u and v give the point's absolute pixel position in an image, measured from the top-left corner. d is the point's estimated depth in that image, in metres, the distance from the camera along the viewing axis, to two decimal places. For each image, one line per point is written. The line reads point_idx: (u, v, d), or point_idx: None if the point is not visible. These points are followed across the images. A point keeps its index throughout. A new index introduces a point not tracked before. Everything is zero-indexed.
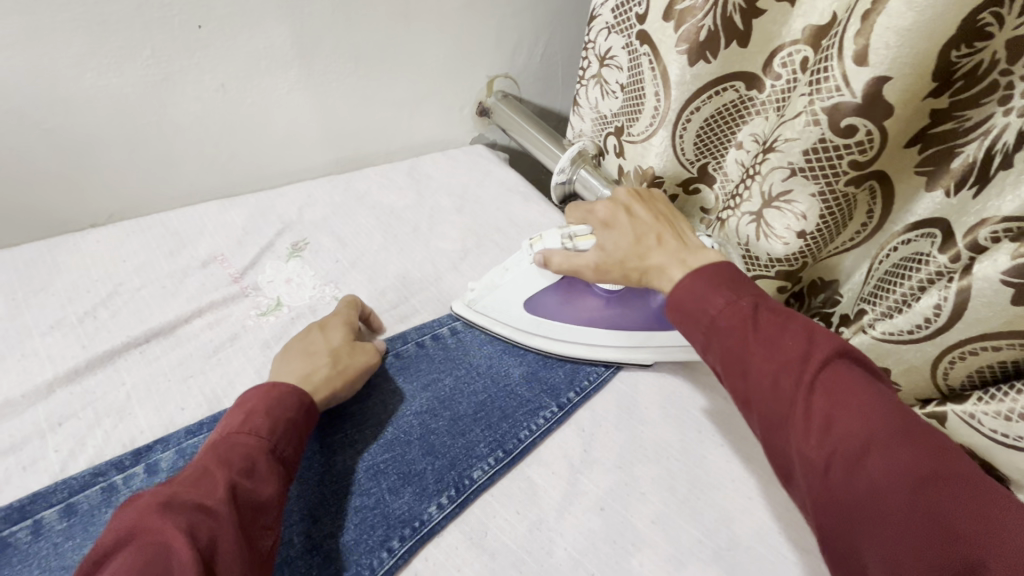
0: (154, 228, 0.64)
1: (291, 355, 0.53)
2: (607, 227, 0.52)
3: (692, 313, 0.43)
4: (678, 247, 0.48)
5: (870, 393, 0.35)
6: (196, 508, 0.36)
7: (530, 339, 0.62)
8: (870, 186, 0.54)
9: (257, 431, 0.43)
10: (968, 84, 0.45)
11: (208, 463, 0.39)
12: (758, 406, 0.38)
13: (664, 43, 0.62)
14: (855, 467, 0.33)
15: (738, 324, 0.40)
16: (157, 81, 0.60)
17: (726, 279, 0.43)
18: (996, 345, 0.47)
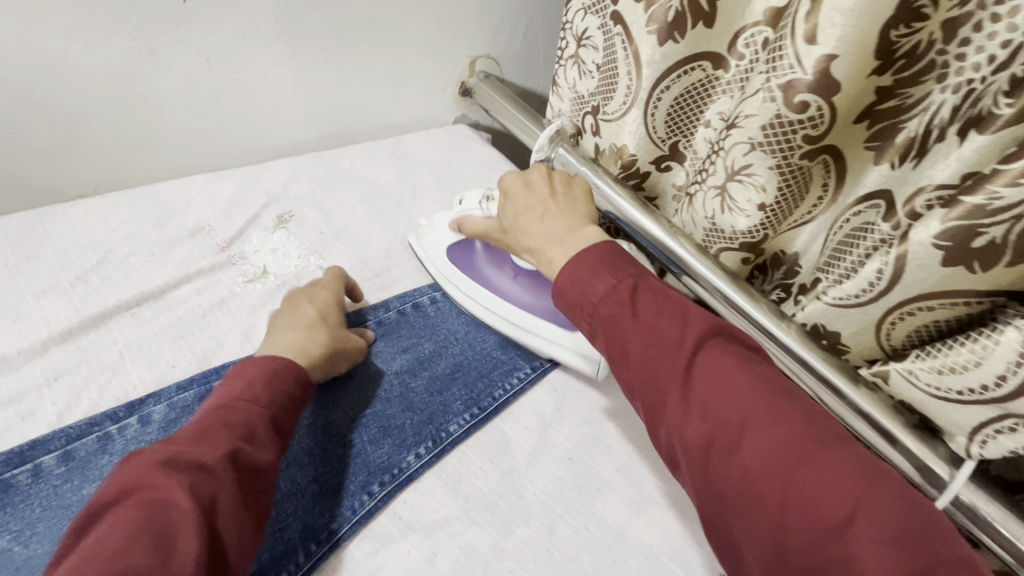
0: (142, 199, 0.66)
1: (292, 328, 0.54)
2: (507, 195, 0.59)
3: (579, 301, 0.47)
4: (550, 229, 0.54)
5: (738, 372, 0.39)
6: (196, 468, 0.39)
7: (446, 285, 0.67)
8: (824, 160, 0.57)
9: (255, 401, 0.45)
10: (908, 62, 0.48)
11: (210, 428, 0.42)
12: (640, 395, 0.42)
13: (636, 23, 0.64)
14: (730, 451, 0.36)
15: (616, 309, 0.45)
16: (143, 54, 0.61)
17: (606, 265, 0.47)
18: (930, 305, 0.51)
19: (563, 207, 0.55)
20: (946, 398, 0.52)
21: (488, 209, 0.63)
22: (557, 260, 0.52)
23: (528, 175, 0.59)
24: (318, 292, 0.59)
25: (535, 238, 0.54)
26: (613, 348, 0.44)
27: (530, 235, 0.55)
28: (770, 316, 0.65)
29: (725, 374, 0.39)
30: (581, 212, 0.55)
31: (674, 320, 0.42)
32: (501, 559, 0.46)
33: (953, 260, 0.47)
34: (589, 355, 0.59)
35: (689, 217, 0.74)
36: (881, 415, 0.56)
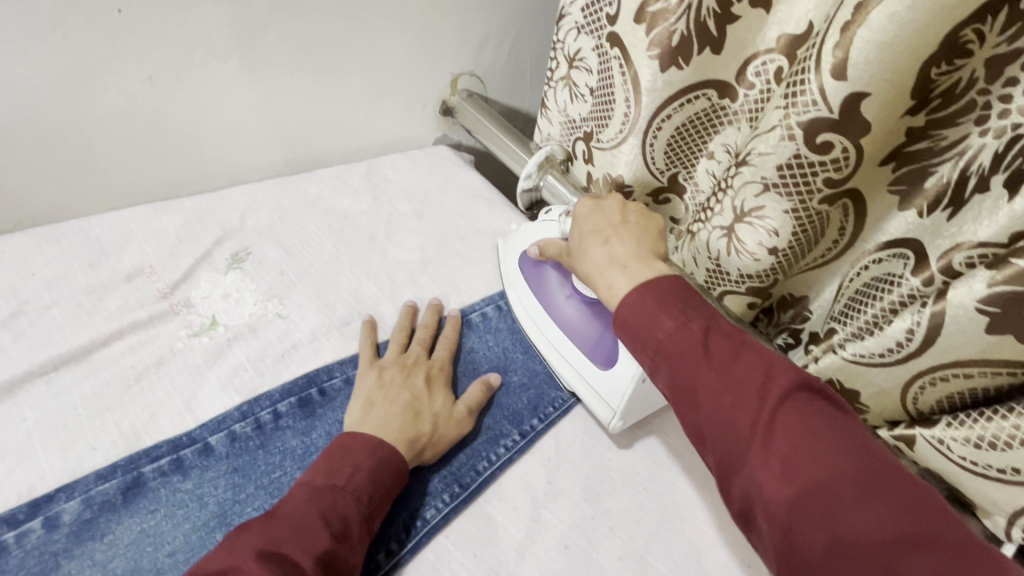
0: (70, 236, 0.57)
1: (396, 404, 0.49)
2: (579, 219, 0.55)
3: (640, 335, 0.42)
4: (617, 252, 0.48)
5: (828, 436, 0.35)
6: (291, 568, 0.36)
7: (508, 289, 0.66)
8: (844, 204, 0.52)
9: (360, 493, 0.42)
10: (946, 102, 0.43)
11: (311, 518, 0.39)
12: (713, 445, 0.37)
13: (636, 47, 0.58)
14: (824, 516, 0.32)
15: (686, 348, 0.39)
16: (72, 71, 0.53)
17: (675, 298, 0.41)
18: (968, 372, 0.45)
19: (631, 231, 0.50)
20: (982, 474, 0.47)
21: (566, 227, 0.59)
22: (615, 287, 0.46)
23: (602, 201, 0.55)
24: (423, 365, 0.54)
25: (593, 262, 0.49)
26: (677, 389, 0.39)
27: (589, 256, 0.50)
28: None
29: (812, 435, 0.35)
30: (652, 244, 0.49)
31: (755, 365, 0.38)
32: None
33: (999, 327, 0.42)
34: (608, 402, 0.54)
35: (690, 255, 0.68)
36: None
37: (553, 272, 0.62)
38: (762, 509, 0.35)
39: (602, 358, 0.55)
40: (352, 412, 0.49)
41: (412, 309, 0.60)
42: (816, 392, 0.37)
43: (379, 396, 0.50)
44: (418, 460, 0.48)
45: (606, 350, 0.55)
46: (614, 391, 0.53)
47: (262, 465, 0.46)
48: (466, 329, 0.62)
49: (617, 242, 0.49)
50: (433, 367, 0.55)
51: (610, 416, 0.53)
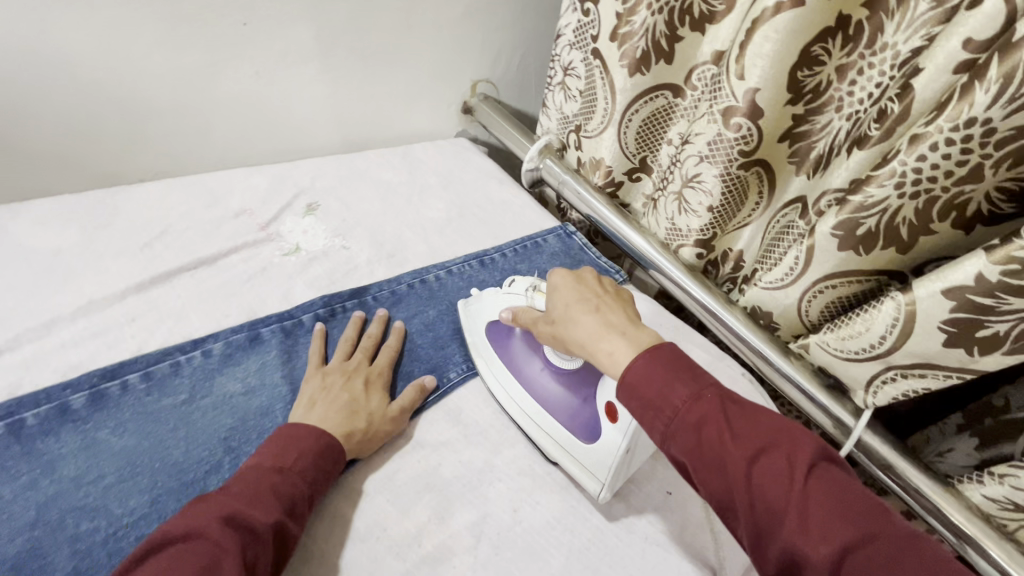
0: (194, 185, 0.77)
1: (336, 403, 0.55)
2: (556, 290, 0.60)
3: (660, 408, 0.47)
4: (607, 319, 0.55)
5: (849, 496, 0.40)
6: (248, 530, 0.42)
7: (476, 364, 0.67)
8: (757, 172, 0.72)
9: (304, 474, 0.49)
10: (815, 96, 0.63)
11: (262, 492, 0.45)
12: (745, 511, 0.42)
13: (611, 58, 0.79)
14: (865, 573, 0.36)
15: (707, 418, 0.45)
16: (207, 64, 0.74)
17: (687, 370, 0.48)
18: (834, 284, 0.65)
19: (614, 301, 0.57)
20: (847, 359, 0.66)
21: (534, 298, 0.64)
22: (616, 354, 0.51)
23: (581, 273, 0.61)
24: (363, 371, 0.60)
25: (589, 329, 0.54)
26: (704, 458, 0.44)
27: (581, 324, 0.55)
28: (718, 300, 0.80)
29: (835, 496, 0.40)
30: (634, 311, 0.57)
31: (773, 431, 0.43)
32: (493, 472, 0.57)
33: (846, 245, 0.60)
34: (594, 473, 0.56)
35: (654, 220, 0.89)
36: (801, 377, 0.71)
37: (522, 344, 0.66)
38: (806, 571, 0.38)
39: (585, 432, 0.58)
40: (295, 412, 0.55)
41: (360, 320, 0.66)
42: (828, 459, 0.43)
43: (321, 395, 0.56)
44: (356, 452, 0.54)
45: (588, 425, 0.59)
46: (599, 465, 0.56)
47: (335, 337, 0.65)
48: (480, 266, 0.82)
49: (605, 312, 0.56)
50: (374, 374, 0.61)
51: (600, 489, 0.55)
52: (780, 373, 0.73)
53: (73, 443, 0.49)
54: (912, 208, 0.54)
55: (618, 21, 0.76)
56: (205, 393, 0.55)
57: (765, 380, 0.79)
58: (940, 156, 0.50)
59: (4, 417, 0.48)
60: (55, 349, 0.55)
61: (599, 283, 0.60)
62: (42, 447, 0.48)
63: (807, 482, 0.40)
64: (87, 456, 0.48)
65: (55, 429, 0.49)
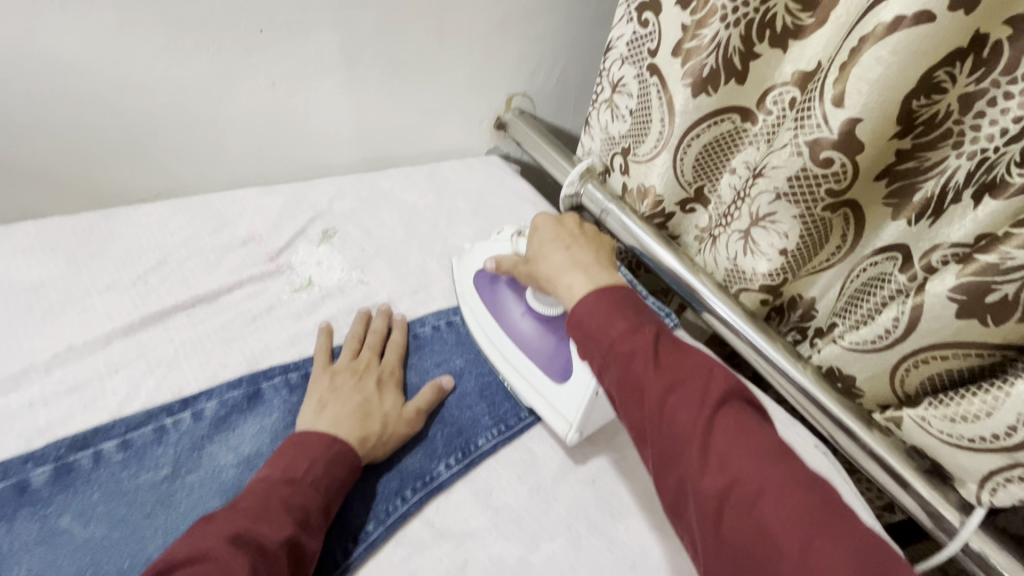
0: (199, 207, 0.69)
1: (348, 405, 0.52)
2: (535, 229, 0.60)
3: (593, 337, 0.46)
4: (574, 257, 0.54)
5: (755, 433, 0.39)
6: (255, 546, 0.39)
7: (463, 312, 0.67)
8: (845, 213, 0.61)
9: (316, 485, 0.45)
10: (928, 129, 0.52)
11: (273, 504, 0.42)
12: (654, 439, 0.41)
13: (672, 75, 0.69)
14: (750, 508, 0.35)
15: (637, 349, 0.43)
16: (219, 74, 0.66)
17: (626, 302, 0.46)
18: (944, 354, 0.54)
19: (589, 242, 0.56)
20: (957, 444, 0.55)
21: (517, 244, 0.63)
22: (575, 286, 0.51)
23: (560, 216, 0.60)
24: (375, 368, 0.57)
25: (555, 264, 0.54)
26: (626, 389, 0.43)
27: (548, 259, 0.55)
28: (787, 356, 0.69)
29: (742, 432, 0.39)
30: (606, 251, 0.55)
31: (698, 367, 0.42)
32: (528, 573, 0.48)
33: (966, 313, 0.50)
34: (565, 415, 0.55)
35: (711, 257, 0.78)
36: (893, 459, 0.60)
37: (505, 287, 0.64)
38: (695, 500, 0.38)
39: (560, 374, 0.58)
40: (304, 413, 0.51)
41: (364, 316, 0.62)
42: (745, 400, 0.42)
43: (331, 398, 0.53)
44: (371, 457, 0.50)
45: (561, 365, 0.58)
46: (570, 404, 0.55)
47: None
48: None
49: (575, 248, 0.55)
50: (385, 371, 0.58)
51: (569, 431, 0.54)
52: (866, 452, 0.61)
53: (28, 535, 0.41)
54: None
55: (683, 34, 0.66)
56: (191, 466, 0.47)
57: (843, 453, 0.67)
58: None
59: None
60: (23, 409, 0.47)
61: (579, 225, 0.59)
62: None
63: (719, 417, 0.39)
64: (44, 552, 0.40)
65: (9, 515, 0.41)
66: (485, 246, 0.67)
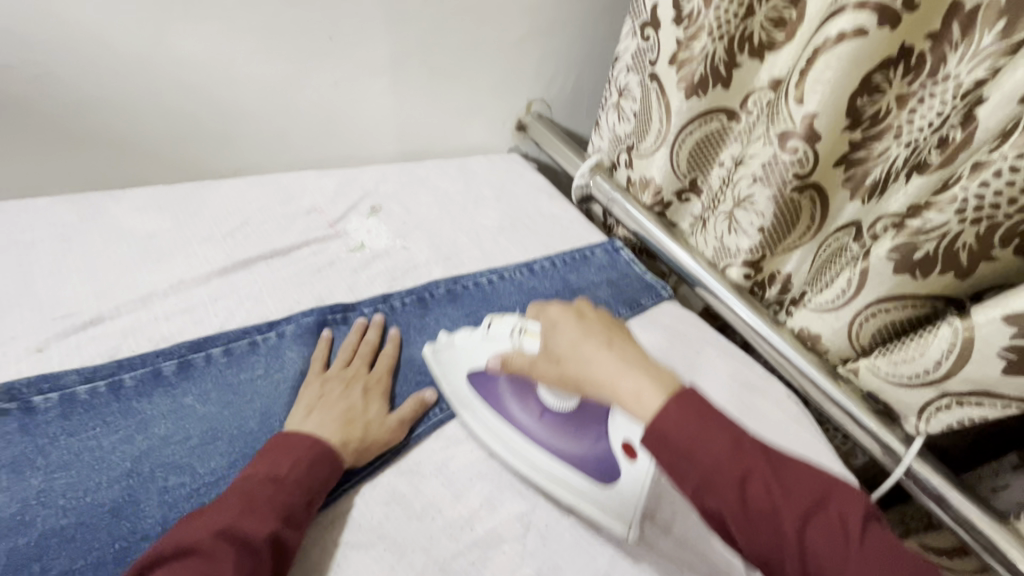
0: (272, 183, 0.83)
1: (334, 409, 0.55)
2: (554, 325, 0.55)
3: (690, 460, 0.45)
4: (624, 359, 0.51)
5: (885, 544, 0.41)
6: (240, 544, 0.42)
7: (460, 413, 0.61)
8: (810, 195, 0.73)
9: (298, 483, 0.48)
10: (873, 123, 0.65)
11: (257, 503, 0.45)
12: (791, 561, 0.42)
13: (669, 81, 0.82)
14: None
15: (754, 473, 0.44)
16: (294, 73, 0.80)
17: (716, 416, 0.46)
18: (888, 307, 0.65)
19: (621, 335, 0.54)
20: (900, 383, 0.66)
21: (522, 340, 0.59)
22: (642, 391, 0.48)
23: (580, 306, 0.57)
24: (363, 377, 0.60)
25: (608, 369, 0.50)
26: (750, 519, 0.43)
27: (597, 366, 0.51)
28: (765, 321, 0.81)
29: (874, 546, 0.41)
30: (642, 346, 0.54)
31: (813, 487, 0.43)
32: None
33: (901, 269, 0.61)
34: (620, 511, 0.53)
35: (702, 239, 0.91)
36: (848, 400, 0.71)
37: (506, 386, 0.60)
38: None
39: (603, 475, 0.55)
40: (292, 417, 0.54)
41: (361, 326, 0.66)
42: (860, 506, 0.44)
43: (319, 403, 0.56)
44: (353, 460, 0.53)
45: (603, 465, 0.55)
46: (624, 505, 0.53)
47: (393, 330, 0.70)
48: (530, 273, 0.85)
49: (619, 346, 0.52)
50: (371, 381, 0.61)
51: (629, 529, 0.52)
52: (826, 396, 0.73)
53: (164, 406, 0.53)
54: (972, 233, 0.55)
55: (678, 47, 0.79)
56: (279, 370, 0.59)
57: (811, 402, 0.79)
58: (1003, 184, 0.51)
59: (107, 375, 0.53)
60: (150, 321, 0.60)
61: (600, 316, 0.56)
62: (136, 407, 0.52)
63: (854, 539, 0.41)
64: (176, 419, 0.52)
65: (148, 392, 0.53)
66: (467, 333, 0.63)
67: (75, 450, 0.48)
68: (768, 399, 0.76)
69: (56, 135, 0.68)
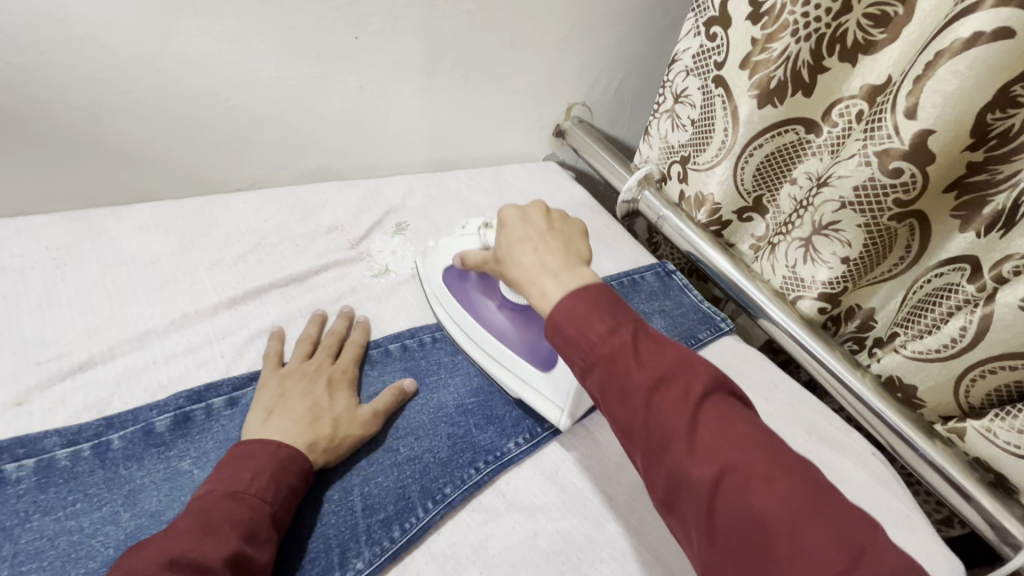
0: (288, 198, 0.75)
1: (298, 406, 0.50)
2: (501, 226, 0.53)
3: (573, 339, 0.41)
4: (545, 261, 0.47)
5: (743, 421, 0.36)
6: (196, 570, 0.35)
7: (433, 306, 0.68)
8: (910, 224, 0.63)
9: (263, 496, 0.42)
10: (1001, 142, 0.53)
11: (215, 519, 0.39)
12: (641, 437, 0.37)
13: (738, 87, 0.71)
14: (741, 493, 0.32)
15: (617, 351, 0.39)
16: (316, 77, 0.72)
17: (602, 300, 0.42)
18: (1013, 364, 0.55)
19: (559, 238, 0.50)
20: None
21: (485, 237, 0.61)
22: (549, 293, 0.45)
23: (526, 206, 0.53)
24: (325, 371, 0.55)
25: (525, 270, 0.48)
26: (611, 391, 0.38)
27: (519, 266, 0.49)
28: (845, 365, 0.69)
29: (728, 421, 0.36)
30: (578, 252, 0.49)
31: (677, 358, 0.38)
32: (594, 548, 0.50)
33: None
34: (556, 402, 0.57)
35: (768, 265, 0.79)
36: (953, 469, 0.60)
37: (476, 285, 0.67)
38: (686, 493, 0.34)
39: (544, 363, 0.60)
40: (250, 422, 0.49)
41: (321, 317, 0.61)
42: (726, 390, 0.38)
43: (279, 404, 0.50)
44: (323, 463, 0.48)
45: (545, 355, 0.61)
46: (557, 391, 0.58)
47: (425, 368, 0.62)
48: None
49: (546, 247, 0.49)
50: (336, 372, 0.55)
51: (559, 414, 0.56)
52: (925, 461, 0.62)
53: (156, 473, 0.45)
54: None
55: (752, 48, 0.69)
56: None
57: (903, 463, 0.67)
58: None
59: (91, 438, 0.46)
60: (147, 365, 0.52)
61: (550, 219, 0.52)
62: (124, 475, 0.45)
63: (703, 413, 0.36)
64: (170, 489, 0.45)
65: (138, 455, 0.46)
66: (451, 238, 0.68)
67: (48, 534, 0.40)
68: (850, 456, 0.65)
69: (51, 148, 0.61)
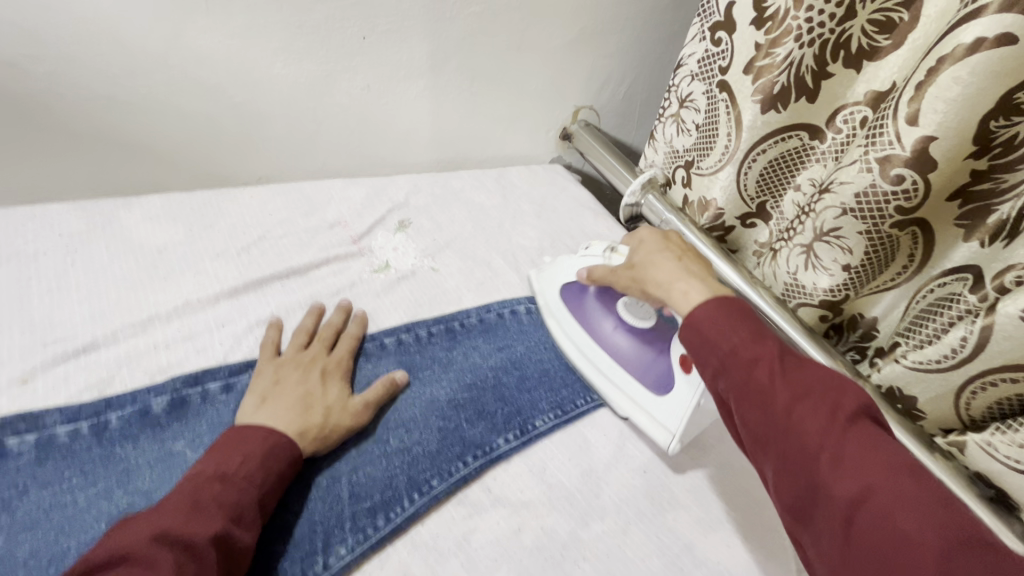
0: (293, 193, 0.76)
1: (289, 396, 0.51)
2: (641, 241, 0.63)
3: (709, 343, 0.46)
4: (686, 269, 0.56)
5: (887, 450, 0.38)
6: (179, 547, 0.37)
7: (546, 318, 0.71)
8: (912, 232, 0.61)
9: (251, 478, 0.43)
10: (1006, 150, 0.52)
11: (204, 498, 0.40)
12: (778, 445, 0.41)
13: (741, 92, 0.71)
14: (880, 511, 0.35)
15: (764, 365, 0.43)
16: (323, 75, 0.74)
17: (747, 316, 0.47)
18: (1014, 377, 0.54)
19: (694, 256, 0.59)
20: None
21: (610, 257, 0.67)
22: (693, 292, 0.52)
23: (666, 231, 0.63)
24: (321, 361, 0.56)
25: (668, 273, 0.56)
26: (749, 396, 0.43)
27: (662, 269, 0.57)
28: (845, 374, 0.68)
29: (872, 446, 0.39)
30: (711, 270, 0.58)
31: (825, 381, 0.42)
32: (578, 547, 0.50)
33: None
34: (666, 426, 0.59)
35: (770, 271, 0.78)
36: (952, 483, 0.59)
37: (593, 300, 0.68)
38: (823, 512, 0.38)
39: (657, 386, 0.62)
40: (245, 408, 0.50)
41: (319, 310, 0.61)
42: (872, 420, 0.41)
43: (275, 391, 0.51)
44: (313, 450, 0.49)
45: (660, 378, 0.62)
46: (671, 418, 0.59)
47: (419, 363, 0.62)
48: None
49: (686, 261, 0.57)
50: (331, 363, 0.56)
51: (671, 440, 0.57)
52: None
53: (150, 453, 0.47)
54: None
55: (756, 52, 0.69)
56: None
57: None
58: None
59: (90, 416, 0.47)
60: (148, 349, 0.54)
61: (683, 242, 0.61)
62: (119, 453, 0.46)
63: (845, 432, 0.39)
64: (162, 469, 0.46)
65: (133, 436, 0.47)
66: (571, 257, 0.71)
67: (44, 506, 0.42)
68: None
69: (68, 137, 0.64)
